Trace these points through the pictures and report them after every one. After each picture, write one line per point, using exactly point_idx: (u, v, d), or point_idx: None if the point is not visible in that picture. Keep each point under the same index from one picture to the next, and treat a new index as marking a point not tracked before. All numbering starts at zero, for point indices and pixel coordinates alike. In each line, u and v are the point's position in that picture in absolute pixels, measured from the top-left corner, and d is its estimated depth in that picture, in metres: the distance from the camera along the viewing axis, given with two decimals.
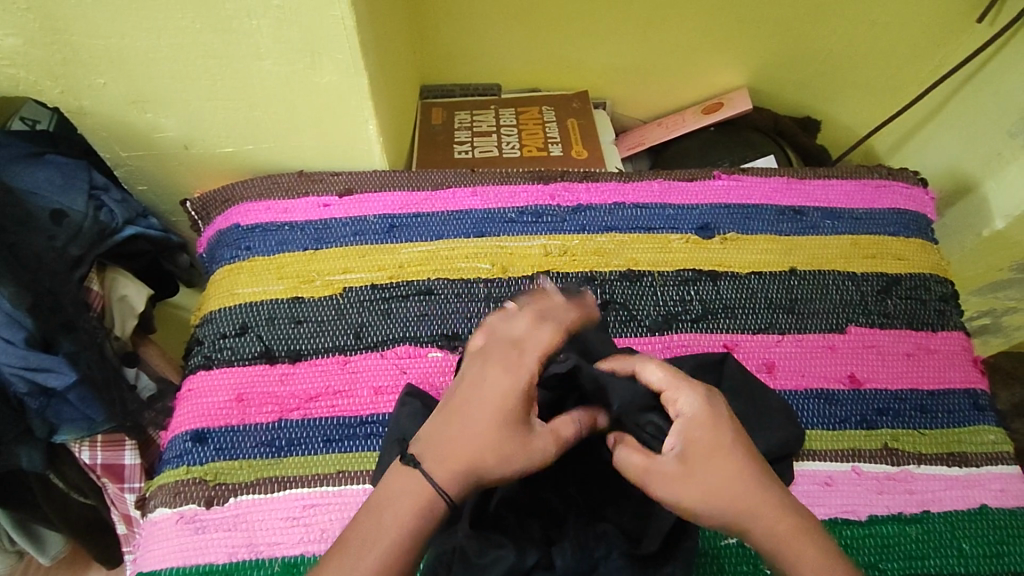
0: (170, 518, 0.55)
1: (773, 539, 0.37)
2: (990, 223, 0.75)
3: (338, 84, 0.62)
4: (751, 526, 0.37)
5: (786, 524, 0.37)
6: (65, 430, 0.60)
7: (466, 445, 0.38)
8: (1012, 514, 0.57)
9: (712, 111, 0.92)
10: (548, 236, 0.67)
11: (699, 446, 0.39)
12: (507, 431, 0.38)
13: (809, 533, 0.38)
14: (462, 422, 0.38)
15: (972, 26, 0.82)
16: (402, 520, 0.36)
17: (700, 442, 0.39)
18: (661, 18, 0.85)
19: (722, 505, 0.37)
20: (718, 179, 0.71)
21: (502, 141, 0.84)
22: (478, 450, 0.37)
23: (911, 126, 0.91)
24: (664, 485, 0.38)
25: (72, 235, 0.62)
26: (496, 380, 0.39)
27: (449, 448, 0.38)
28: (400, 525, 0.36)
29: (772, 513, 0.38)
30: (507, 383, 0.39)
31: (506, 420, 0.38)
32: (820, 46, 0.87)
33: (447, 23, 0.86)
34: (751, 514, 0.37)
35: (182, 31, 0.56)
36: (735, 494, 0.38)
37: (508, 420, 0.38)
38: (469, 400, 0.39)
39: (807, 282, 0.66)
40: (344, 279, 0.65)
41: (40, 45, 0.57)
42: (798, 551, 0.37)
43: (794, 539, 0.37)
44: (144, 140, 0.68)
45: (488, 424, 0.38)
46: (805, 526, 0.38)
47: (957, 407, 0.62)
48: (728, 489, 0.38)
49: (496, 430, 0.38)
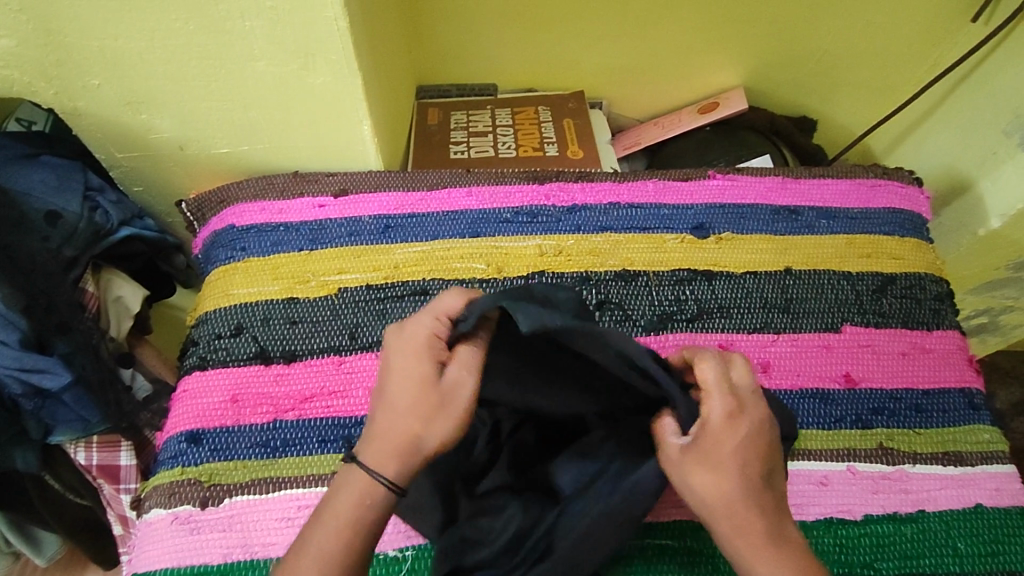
0: (164, 519, 0.55)
1: (733, 543, 0.40)
2: (986, 222, 0.75)
3: (331, 85, 0.62)
4: (716, 525, 0.40)
5: (750, 537, 0.39)
6: (60, 431, 0.61)
7: (396, 429, 0.41)
8: (1007, 513, 0.57)
9: (708, 111, 0.92)
10: (543, 236, 0.67)
11: (710, 443, 0.41)
12: (425, 415, 0.41)
13: (772, 550, 0.39)
14: (387, 410, 0.41)
15: (967, 26, 0.82)
16: (350, 509, 0.40)
17: (712, 441, 0.41)
18: (656, 17, 0.85)
19: (702, 499, 0.40)
20: (713, 179, 0.71)
21: (497, 141, 0.84)
22: (406, 428, 0.40)
23: (907, 125, 0.91)
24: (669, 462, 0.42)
25: (67, 237, 0.62)
26: (406, 367, 0.42)
27: (382, 436, 0.41)
28: (343, 519, 0.40)
29: (741, 520, 0.40)
30: (416, 358, 0.42)
31: (425, 391, 0.41)
32: (815, 45, 0.87)
33: (443, 23, 0.86)
34: (720, 516, 0.40)
35: (175, 32, 0.56)
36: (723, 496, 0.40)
37: (427, 392, 0.41)
38: (389, 389, 0.42)
39: (802, 281, 0.66)
40: (339, 279, 0.65)
41: (34, 47, 0.57)
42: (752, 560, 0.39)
43: (751, 549, 0.39)
44: (139, 141, 0.68)
45: (410, 402, 0.41)
46: (770, 542, 0.39)
47: (952, 406, 0.62)
48: (712, 488, 0.40)
49: (415, 411, 0.41)
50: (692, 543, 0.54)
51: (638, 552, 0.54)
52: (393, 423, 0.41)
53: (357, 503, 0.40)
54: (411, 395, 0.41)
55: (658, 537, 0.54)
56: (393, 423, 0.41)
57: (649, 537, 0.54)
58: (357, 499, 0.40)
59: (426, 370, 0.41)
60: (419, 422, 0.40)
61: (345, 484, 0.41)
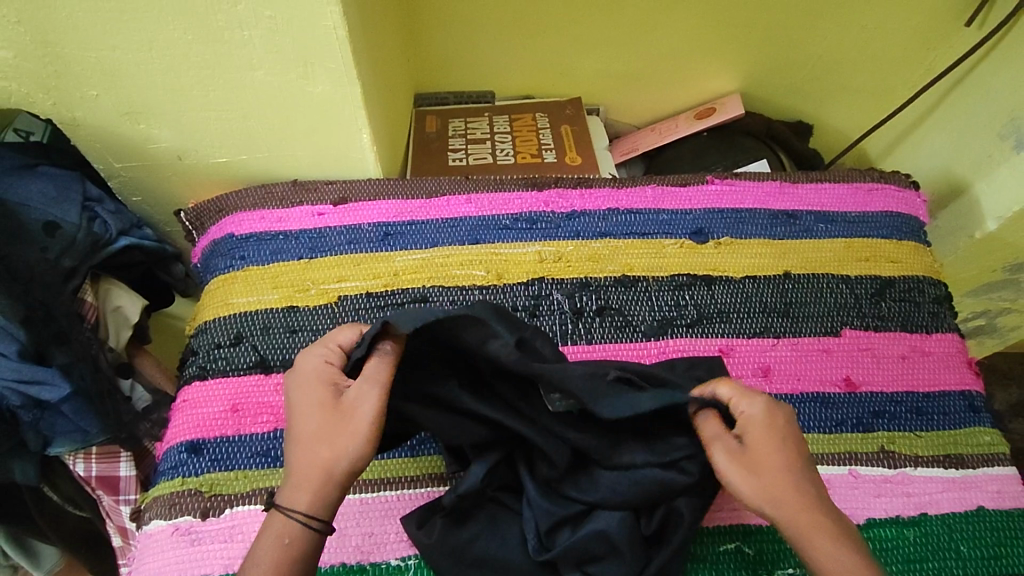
0: (165, 531, 0.55)
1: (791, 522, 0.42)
2: (982, 225, 0.75)
3: (330, 94, 0.63)
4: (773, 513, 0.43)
5: (810, 518, 0.42)
6: (59, 442, 0.60)
7: (305, 458, 0.44)
8: (1008, 515, 0.57)
9: (704, 116, 0.93)
10: (542, 243, 0.67)
11: (758, 438, 0.45)
12: (331, 437, 0.44)
13: (827, 529, 0.42)
14: (297, 441, 0.45)
15: (960, 30, 0.82)
16: (273, 548, 0.42)
17: (758, 437, 0.45)
18: (652, 24, 0.85)
19: (756, 484, 0.44)
20: (711, 184, 0.71)
21: (495, 148, 0.84)
22: (318, 455, 0.44)
23: (902, 129, 0.92)
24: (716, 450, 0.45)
25: (64, 248, 0.62)
26: (309, 401, 0.46)
27: (296, 472, 0.44)
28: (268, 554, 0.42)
29: (796, 504, 0.43)
30: (314, 385, 0.47)
31: (327, 413, 0.45)
32: (811, 50, 0.88)
33: (441, 30, 0.86)
34: (772, 501, 0.43)
35: (173, 42, 0.56)
36: (777, 474, 0.43)
37: (329, 416, 0.45)
38: (293, 421, 0.46)
39: (802, 285, 0.66)
40: (339, 288, 0.65)
41: (31, 58, 0.57)
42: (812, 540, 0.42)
43: (812, 527, 0.42)
44: (137, 151, 0.68)
45: (313, 431, 0.45)
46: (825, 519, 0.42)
47: (953, 408, 0.62)
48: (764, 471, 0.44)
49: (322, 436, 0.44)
50: (696, 549, 0.54)
51: None
52: (304, 453, 0.44)
53: (279, 543, 0.42)
54: (313, 423, 0.45)
55: None
56: (305, 454, 0.44)
57: None
58: (282, 534, 0.42)
59: (324, 395, 0.46)
60: (329, 448, 0.44)
61: (265, 528, 0.43)
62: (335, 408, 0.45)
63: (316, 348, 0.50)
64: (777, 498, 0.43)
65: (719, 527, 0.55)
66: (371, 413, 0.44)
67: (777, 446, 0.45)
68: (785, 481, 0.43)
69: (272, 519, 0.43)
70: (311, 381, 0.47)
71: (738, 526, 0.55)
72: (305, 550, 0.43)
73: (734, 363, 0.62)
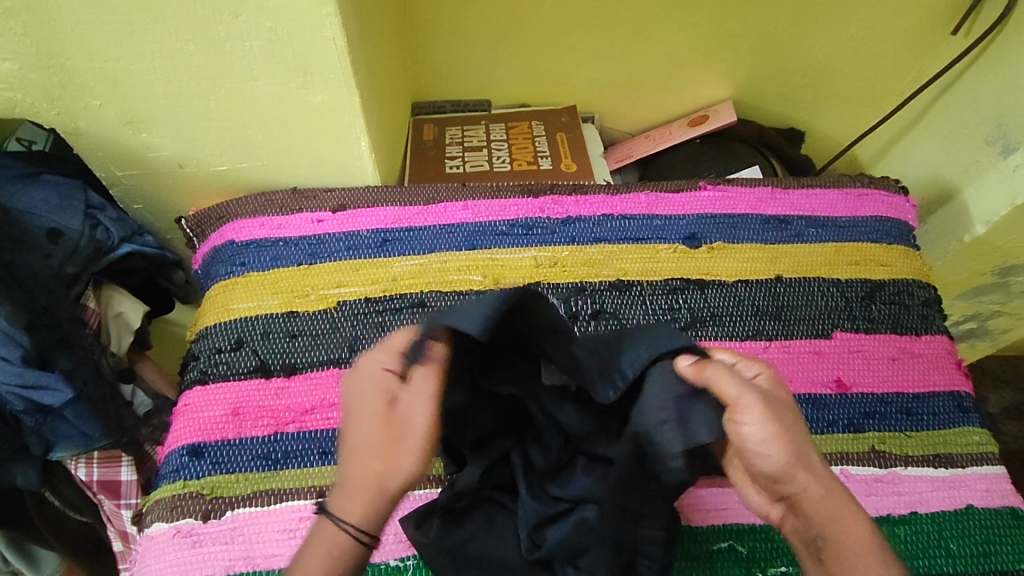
0: (166, 533, 0.56)
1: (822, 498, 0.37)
2: (970, 229, 0.76)
3: (329, 103, 0.64)
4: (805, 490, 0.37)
5: (837, 504, 0.37)
6: (61, 447, 0.62)
7: (353, 467, 0.38)
8: (997, 513, 0.58)
9: (697, 124, 0.94)
10: (538, 248, 0.68)
11: (782, 401, 0.40)
12: (385, 446, 0.38)
13: (856, 511, 0.38)
14: (344, 449, 0.39)
15: (947, 38, 0.84)
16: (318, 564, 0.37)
17: (782, 400, 0.40)
18: (646, 33, 0.87)
19: (792, 454, 0.37)
20: (703, 190, 0.73)
21: (492, 155, 0.85)
22: (369, 465, 0.38)
23: (892, 136, 0.93)
24: (749, 408, 0.38)
25: (68, 254, 0.63)
26: (359, 402, 0.40)
27: (344, 482, 0.38)
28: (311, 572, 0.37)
29: (827, 482, 0.38)
30: (366, 387, 0.41)
31: (380, 420, 0.39)
32: (802, 58, 0.89)
33: (438, 39, 0.87)
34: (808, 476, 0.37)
35: (176, 53, 0.58)
36: (806, 440, 0.39)
37: (382, 422, 0.39)
38: (341, 427, 0.40)
39: (793, 289, 0.67)
40: (338, 293, 0.66)
41: (36, 69, 0.59)
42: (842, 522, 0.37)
43: (844, 511, 0.37)
44: (139, 159, 0.69)
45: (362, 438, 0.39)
46: (852, 502, 0.38)
47: (942, 409, 0.63)
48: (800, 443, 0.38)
49: (376, 444, 0.38)
50: (689, 548, 0.55)
51: None
52: (354, 461, 0.38)
53: (326, 561, 0.37)
54: (362, 430, 0.39)
55: None
56: (355, 462, 0.38)
57: None
58: (329, 551, 0.37)
59: (378, 398, 0.40)
60: (382, 460, 0.38)
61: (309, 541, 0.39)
62: (389, 415, 0.39)
63: (374, 347, 0.43)
64: (810, 465, 0.38)
65: (712, 527, 0.56)
66: (427, 421, 0.39)
67: (799, 416, 0.40)
68: (816, 449, 0.39)
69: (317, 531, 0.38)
70: (361, 378, 0.41)
71: (731, 525, 0.56)
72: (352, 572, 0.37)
73: None
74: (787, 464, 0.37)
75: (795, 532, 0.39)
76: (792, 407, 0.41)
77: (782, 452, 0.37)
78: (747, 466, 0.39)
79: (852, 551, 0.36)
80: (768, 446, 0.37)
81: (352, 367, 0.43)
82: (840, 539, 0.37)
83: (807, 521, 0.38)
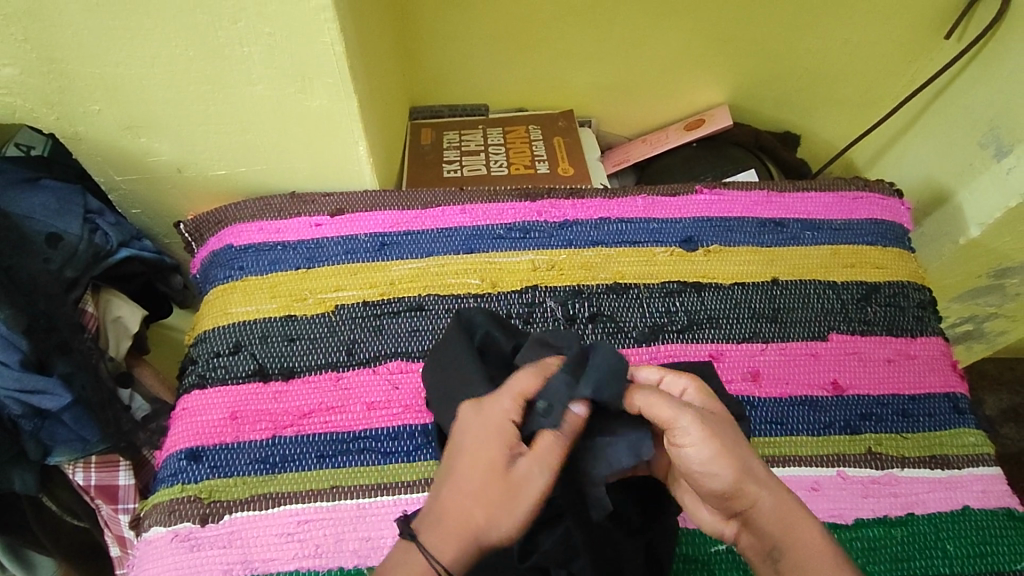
0: (164, 537, 0.56)
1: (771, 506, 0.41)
2: (965, 231, 0.77)
3: (328, 108, 0.64)
4: (750, 505, 0.41)
5: (783, 507, 0.42)
6: (59, 451, 0.62)
7: (454, 509, 0.41)
8: (993, 514, 0.58)
9: (694, 128, 0.94)
10: (536, 251, 0.69)
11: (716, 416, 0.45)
12: (490, 496, 0.40)
13: (799, 508, 0.42)
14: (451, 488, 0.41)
15: (941, 43, 0.85)
16: None
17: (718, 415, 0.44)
18: (642, 38, 0.87)
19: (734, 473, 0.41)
20: (700, 194, 0.73)
21: (490, 160, 0.86)
22: (473, 512, 0.40)
23: (887, 140, 0.94)
24: (685, 434, 0.42)
25: (67, 259, 0.63)
26: (476, 447, 0.42)
27: (441, 516, 0.41)
28: None
29: (770, 495, 0.42)
30: (487, 435, 0.43)
31: (497, 475, 0.41)
32: (797, 62, 0.90)
33: (435, 44, 0.88)
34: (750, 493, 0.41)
35: (175, 58, 0.58)
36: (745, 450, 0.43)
37: (496, 474, 0.41)
38: (452, 465, 0.42)
39: (789, 291, 0.67)
40: (336, 297, 0.66)
41: (36, 74, 0.59)
42: (789, 532, 0.41)
43: (788, 521, 0.41)
44: (138, 164, 0.69)
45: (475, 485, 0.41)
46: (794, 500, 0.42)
47: (938, 410, 0.63)
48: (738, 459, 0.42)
49: (482, 493, 0.40)
50: (687, 549, 0.55)
51: None
52: (457, 500, 0.41)
53: None
54: (478, 478, 0.41)
55: None
56: (458, 501, 0.41)
57: None
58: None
59: (497, 450, 0.42)
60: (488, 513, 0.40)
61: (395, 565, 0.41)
62: (506, 472, 0.41)
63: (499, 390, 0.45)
64: (754, 476, 0.42)
65: (710, 529, 0.56)
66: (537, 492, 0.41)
67: (734, 425, 0.45)
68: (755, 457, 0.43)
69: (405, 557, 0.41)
70: (484, 423, 0.43)
71: None
72: None
73: (724, 368, 0.63)
74: (734, 480, 0.41)
75: (751, 542, 0.43)
76: (725, 418, 0.45)
77: (728, 469, 0.41)
78: (699, 486, 0.43)
79: (805, 551, 0.40)
80: (714, 466, 0.41)
81: (474, 408, 0.45)
82: (791, 541, 0.41)
83: (760, 532, 0.42)
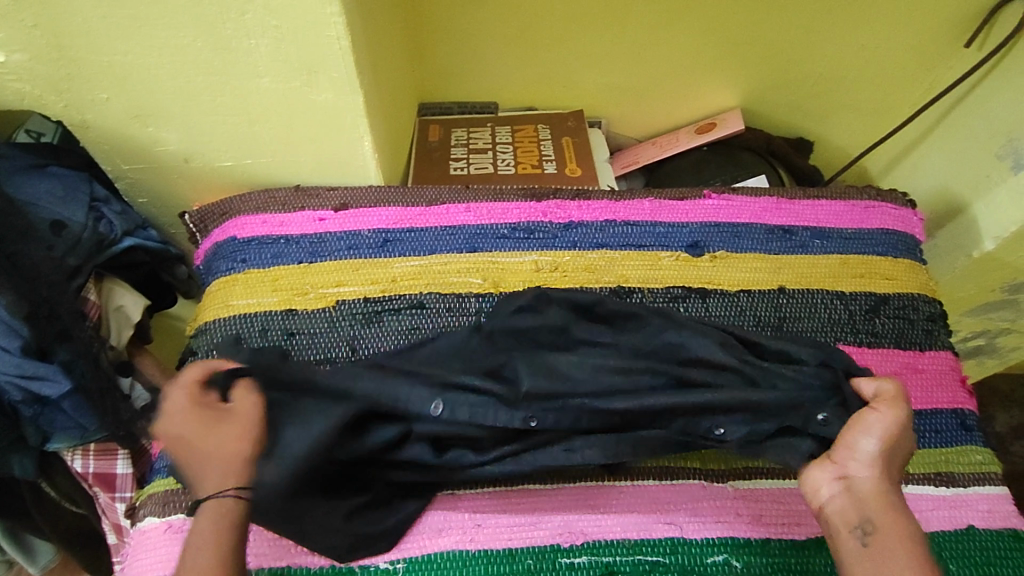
0: (158, 527, 0.56)
1: (883, 496, 0.45)
2: (979, 244, 0.75)
3: (334, 102, 0.64)
4: (866, 478, 0.46)
5: (896, 510, 0.45)
6: (58, 438, 0.62)
7: (218, 461, 0.45)
8: (998, 535, 0.57)
9: (706, 131, 0.93)
10: (539, 253, 0.68)
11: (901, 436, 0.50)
12: (221, 429, 0.46)
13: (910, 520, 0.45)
14: (197, 464, 0.46)
15: (960, 51, 0.83)
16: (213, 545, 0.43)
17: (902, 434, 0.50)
18: (654, 38, 0.86)
19: (884, 453, 0.47)
20: (708, 198, 0.72)
21: (497, 158, 0.85)
22: (224, 454, 0.46)
23: (901, 148, 0.92)
24: (885, 404, 0.48)
25: (70, 246, 0.63)
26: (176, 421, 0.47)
27: (201, 472, 0.45)
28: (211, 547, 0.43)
29: (888, 489, 0.46)
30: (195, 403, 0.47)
31: (223, 413, 0.47)
32: (813, 67, 0.88)
33: (446, 41, 0.87)
34: (876, 471, 0.46)
35: (183, 49, 0.58)
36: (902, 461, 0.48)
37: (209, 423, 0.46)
38: (193, 447, 0.46)
39: (796, 300, 0.66)
40: (338, 292, 0.66)
41: (45, 61, 0.59)
42: (888, 516, 0.45)
43: (890, 513, 0.45)
44: (144, 153, 0.69)
45: (217, 443, 0.46)
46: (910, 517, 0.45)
47: (945, 427, 0.62)
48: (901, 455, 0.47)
49: (218, 437, 0.46)
50: (683, 560, 0.54)
51: (628, 566, 0.54)
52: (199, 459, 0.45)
53: (218, 526, 0.44)
54: (222, 437, 0.46)
55: (649, 554, 0.54)
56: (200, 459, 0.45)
57: (639, 553, 0.54)
58: (221, 526, 0.44)
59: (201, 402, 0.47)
60: (244, 435, 0.47)
61: (203, 547, 0.43)
62: (223, 417, 0.47)
63: (174, 389, 0.48)
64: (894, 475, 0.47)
65: (705, 539, 0.55)
66: (253, 411, 0.48)
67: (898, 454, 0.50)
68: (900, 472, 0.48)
69: (214, 526, 0.44)
70: (171, 401, 0.48)
71: (728, 538, 0.56)
72: (239, 518, 0.45)
73: None
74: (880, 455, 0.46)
75: (841, 509, 0.46)
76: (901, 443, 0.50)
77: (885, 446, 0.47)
78: (846, 438, 0.48)
79: (892, 536, 0.44)
80: (877, 434, 0.47)
81: (167, 415, 0.47)
82: (881, 524, 0.44)
83: (862, 506, 0.45)
